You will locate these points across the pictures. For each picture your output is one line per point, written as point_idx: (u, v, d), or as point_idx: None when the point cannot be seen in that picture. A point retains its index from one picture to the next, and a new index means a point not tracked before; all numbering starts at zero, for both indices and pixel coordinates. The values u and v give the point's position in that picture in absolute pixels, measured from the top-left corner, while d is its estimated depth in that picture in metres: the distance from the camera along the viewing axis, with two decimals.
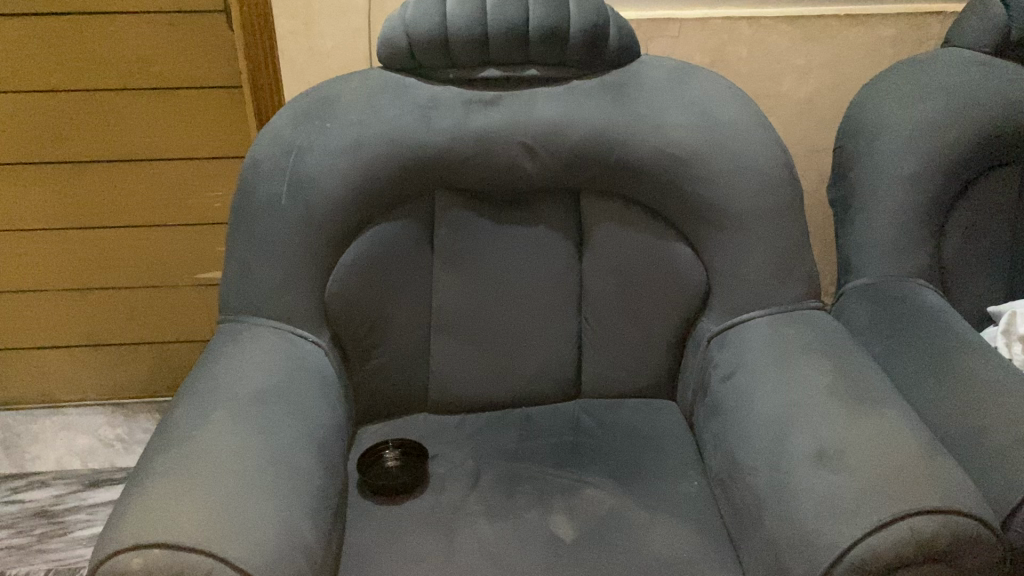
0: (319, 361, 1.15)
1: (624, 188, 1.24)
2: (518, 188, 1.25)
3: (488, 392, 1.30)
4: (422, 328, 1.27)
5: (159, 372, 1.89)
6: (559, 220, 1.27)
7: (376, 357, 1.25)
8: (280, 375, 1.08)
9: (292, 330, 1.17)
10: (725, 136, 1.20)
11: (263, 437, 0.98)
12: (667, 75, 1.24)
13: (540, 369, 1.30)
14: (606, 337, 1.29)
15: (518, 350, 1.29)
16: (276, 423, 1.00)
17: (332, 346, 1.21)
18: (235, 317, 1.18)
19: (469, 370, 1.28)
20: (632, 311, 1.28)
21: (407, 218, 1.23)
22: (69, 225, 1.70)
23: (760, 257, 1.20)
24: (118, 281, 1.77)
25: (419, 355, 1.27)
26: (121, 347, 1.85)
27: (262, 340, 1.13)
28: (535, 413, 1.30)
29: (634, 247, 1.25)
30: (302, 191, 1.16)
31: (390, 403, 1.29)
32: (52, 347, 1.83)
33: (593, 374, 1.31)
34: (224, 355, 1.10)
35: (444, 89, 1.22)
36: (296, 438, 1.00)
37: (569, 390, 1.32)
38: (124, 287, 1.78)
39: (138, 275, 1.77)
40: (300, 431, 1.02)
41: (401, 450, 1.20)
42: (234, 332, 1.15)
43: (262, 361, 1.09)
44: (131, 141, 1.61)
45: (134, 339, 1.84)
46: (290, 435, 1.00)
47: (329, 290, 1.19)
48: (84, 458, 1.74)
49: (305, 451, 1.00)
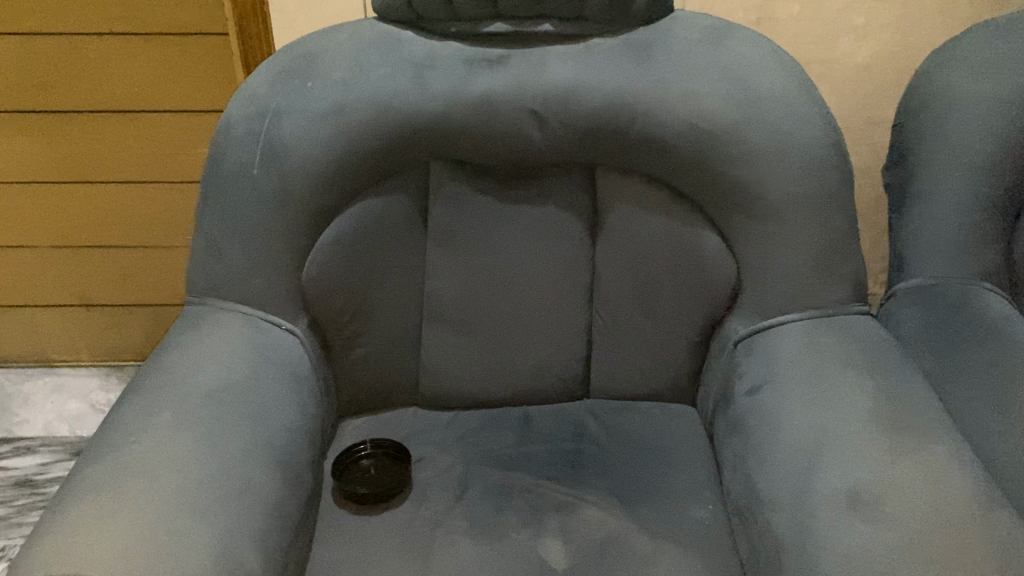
0: (289, 351, 1.03)
1: (646, 164, 1.08)
2: (525, 160, 1.10)
3: (485, 388, 1.17)
4: (413, 315, 1.14)
5: (154, 336, 1.78)
6: (570, 199, 1.12)
7: (360, 345, 1.13)
8: (241, 371, 0.96)
9: (263, 316, 1.05)
10: (764, 109, 1.03)
11: (211, 449, 0.86)
12: (702, 34, 1.07)
13: (542, 364, 1.16)
14: (618, 333, 1.15)
15: (519, 343, 1.15)
16: (229, 429, 0.89)
17: (310, 333, 1.08)
18: (200, 300, 1.06)
19: (463, 363, 1.15)
20: (649, 305, 1.13)
21: (398, 192, 1.09)
22: (55, 180, 1.59)
23: (798, 251, 1.04)
24: (108, 240, 1.66)
25: (408, 345, 1.15)
26: (114, 309, 1.74)
27: (225, 329, 1.01)
28: (536, 413, 1.17)
29: (654, 233, 1.10)
30: (277, 158, 1.03)
31: (375, 397, 1.16)
32: (43, 307, 1.74)
33: (603, 373, 1.17)
34: (181, 346, 0.98)
35: (442, 44, 1.06)
36: (251, 447, 0.89)
37: (576, 389, 1.18)
38: (115, 247, 1.67)
39: (129, 234, 1.65)
40: (257, 438, 0.90)
41: (380, 447, 1.08)
42: (197, 318, 1.03)
43: (222, 355, 0.97)
44: (118, 92, 1.49)
45: (128, 301, 1.73)
46: (244, 444, 0.88)
47: (307, 271, 1.06)
48: (73, 425, 1.66)
49: (262, 460, 0.88)
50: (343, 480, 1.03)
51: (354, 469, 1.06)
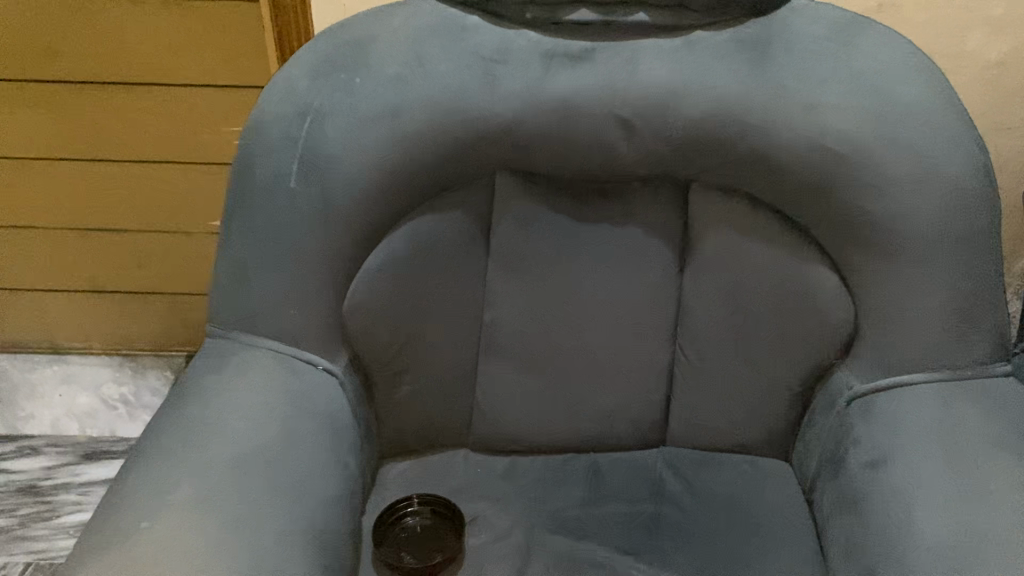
0: (327, 397, 0.87)
1: (754, 185, 0.91)
2: (608, 174, 0.93)
3: (547, 432, 1.01)
4: (468, 349, 0.98)
5: (172, 325, 1.64)
6: (659, 222, 0.96)
7: (408, 383, 0.97)
8: (272, 431, 0.81)
9: (297, 354, 0.89)
10: (903, 127, 0.86)
11: (236, 534, 0.71)
12: (829, 31, 0.89)
13: (615, 408, 1.00)
14: (706, 377, 0.99)
15: (591, 384, 1.00)
16: (258, 509, 0.74)
17: (351, 371, 0.93)
18: (224, 333, 0.90)
19: (525, 405, 1.00)
20: (745, 345, 0.97)
21: (457, 209, 0.93)
22: (65, 156, 1.43)
23: (935, 299, 0.87)
24: (122, 223, 1.51)
25: (462, 382, 0.99)
26: (128, 296, 1.60)
27: (253, 372, 0.86)
28: (605, 463, 1.02)
29: (756, 265, 0.94)
30: (319, 170, 0.86)
31: (422, 439, 1.01)
32: (51, 292, 1.60)
33: (684, 420, 1.02)
34: (201, 395, 0.83)
35: (516, 34, 0.88)
36: (283, 528, 0.74)
37: (652, 437, 1.03)
38: (129, 230, 1.51)
39: (145, 218, 1.50)
40: (289, 516, 0.75)
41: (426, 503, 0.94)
42: (219, 357, 0.88)
43: (249, 408, 0.82)
44: (134, 62, 1.32)
45: (144, 288, 1.59)
46: (273, 524, 0.74)
47: (349, 301, 0.91)
48: (83, 422, 1.53)
49: (298, 543, 0.73)
50: (390, 547, 0.89)
51: (399, 531, 0.91)
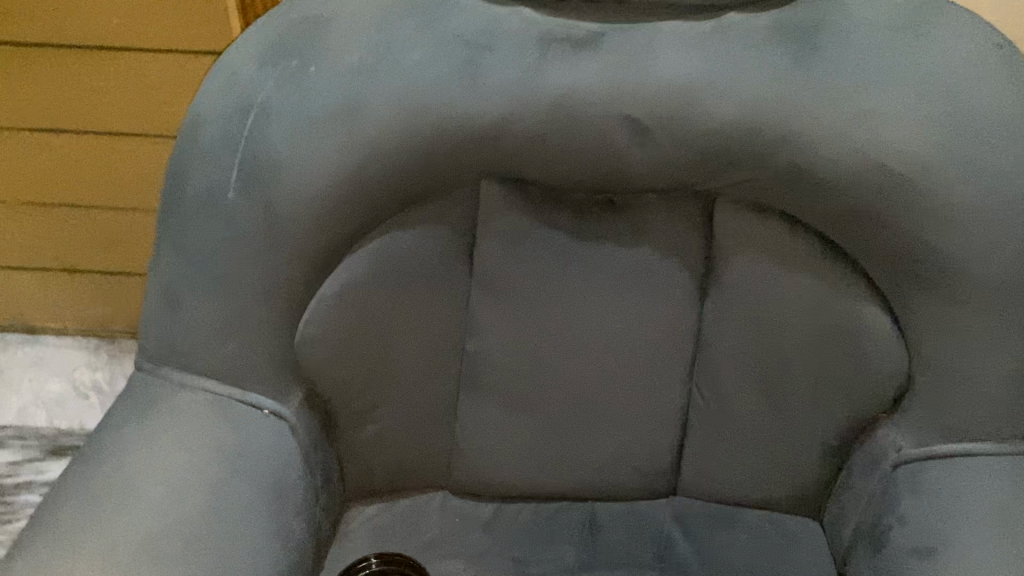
0: (270, 451, 0.75)
1: (790, 205, 0.76)
2: (615, 186, 0.77)
3: (539, 478, 0.87)
4: (447, 382, 0.84)
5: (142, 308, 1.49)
6: (675, 242, 0.80)
7: (375, 421, 0.84)
8: (199, 500, 0.68)
9: (241, 396, 0.76)
10: (979, 145, 0.70)
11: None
12: (894, 18, 0.72)
13: (618, 454, 0.86)
14: (725, 424, 0.84)
15: (590, 426, 0.85)
16: None
17: (307, 411, 0.80)
18: (154, 369, 0.77)
19: (512, 448, 0.86)
20: (774, 390, 0.83)
21: (432, 225, 0.78)
22: (23, 126, 1.29)
23: (1003, 357, 0.73)
24: (89, 199, 1.37)
25: (439, 420, 0.86)
26: (102, 277, 1.47)
27: (182, 422, 0.73)
28: (605, 515, 0.88)
29: (791, 300, 0.79)
30: (263, 179, 0.72)
31: (392, 481, 0.88)
32: (19, 270, 1.47)
33: (698, 469, 0.87)
34: (116, 452, 0.70)
35: (507, 13, 0.72)
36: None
37: (660, 487, 0.88)
38: (97, 207, 1.38)
39: (114, 194, 1.36)
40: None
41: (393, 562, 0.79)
42: (144, 399, 0.75)
43: (171, 471, 0.69)
44: (92, 22, 1.17)
45: (117, 268, 1.46)
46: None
47: (302, 332, 0.77)
48: (52, 413, 1.42)
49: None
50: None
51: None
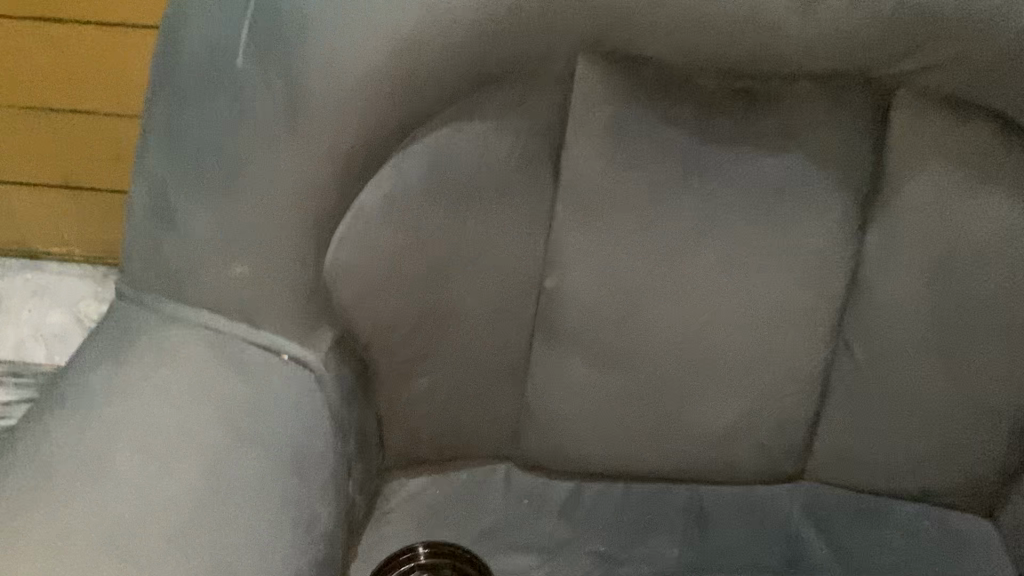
0: (287, 408, 0.55)
1: (1003, 99, 0.56)
2: (764, 65, 0.56)
3: (634, 454, 0.69)
4: (520, 328, 0.65)
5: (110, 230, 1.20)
6: (835, 147, 0.60)
7: (427, 374, 0.65)
8: (190, 474, 0.49)
9: (251, 336, 0.57)
10: None
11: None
12: None
13: (736, 426, 0.67)
14: (883, 392, 0.65)
15: (702, 388, 0.66)
16: None
17: (341, 357, 0.61)
18: (136, 297, 0.57)
19: (600, 413, 0.67)
20: (957, 350, 0.63)
21: (507, 119, 0.58)
22: (22, 14, 1.12)
23: None
24: (95, 107, 1.19)
25: (508, 376, 0.67)
26: (109, 199, 1.27)
27: (168, 368, 0.53)
28: (714, 504, 0.69)
29: (993, 231, 0.60)
30: (288, 44, 0.53)
31: (445, 449, 0.70)
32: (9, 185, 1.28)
33: (836, 447, 0.68)
34: (78, 407, 0.51)
35: None
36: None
37: (785, 467, 0.69)
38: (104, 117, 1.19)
39: (123, 100, 1.18)
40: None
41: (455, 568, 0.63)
42: (120, 335, 0.55)
43: (150, 436, 0.50)
44: None
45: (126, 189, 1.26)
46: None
47: (333, 254, 0.58)
48: (52, 347, 1.25)
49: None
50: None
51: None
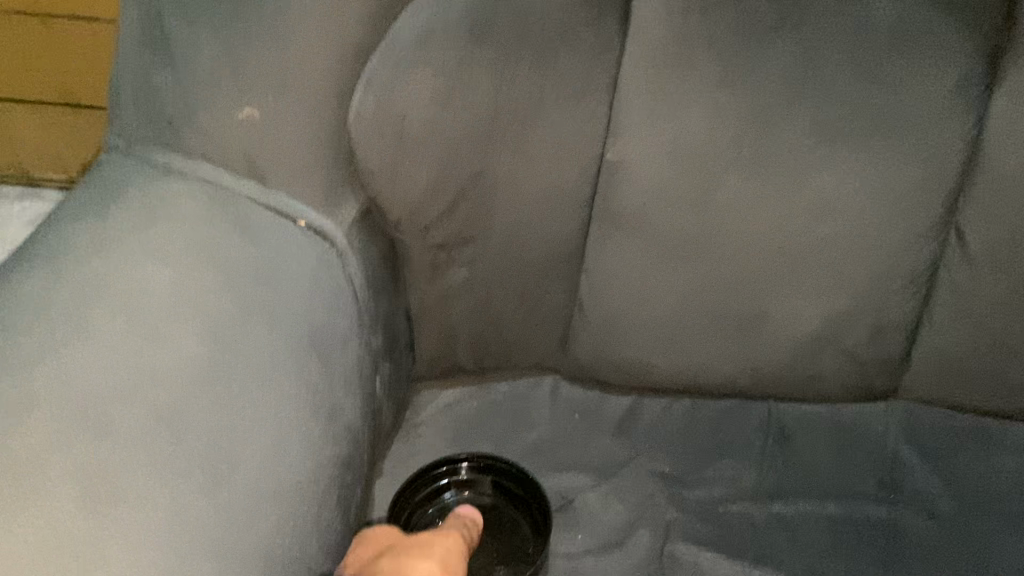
0: (305, 283, 0.46)
1: None
2: None
3: (702, 365, 0.59)
4: (575, 213, 0.55)
5: None
6: None
7: (466, 265, 0.56)
8: (185, 343, 0.40)
9: (263, 197, 0.47)
10: None
11: (52, 565, 0.32)
12: None
13: (824, 332, 0.58)
14: (1001, 293, 0.55)
15: (787, 287, 0.56)
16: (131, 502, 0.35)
17: (367, 234, 0.52)
18: (126, 148, 0.48)
19: (665, 316, 0.58)
20: None
21: None
22: None
23: None
24: None
25: (559, 270, 0.57)
26: None
27: (164, 221, 0.44)
28: (794, 422, 0.60)
29: None
30: None
31: (483, 357, 0.60)
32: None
33: (939, 360, 0.58)
34: (50, 259, 0.42)
35: None
36: (167, 538, 0.35)
37: (877, 384, 0.60)
38: None
39: None
40: (185, 505, 0.36)
41: (498, 490, 0.54)
42: (103, 185, 0.46)
43: (137, 295, 0.41)
44: None
45: None
46: (147, 528, 0.35)
47: (359, 103, 0.48)
48: None
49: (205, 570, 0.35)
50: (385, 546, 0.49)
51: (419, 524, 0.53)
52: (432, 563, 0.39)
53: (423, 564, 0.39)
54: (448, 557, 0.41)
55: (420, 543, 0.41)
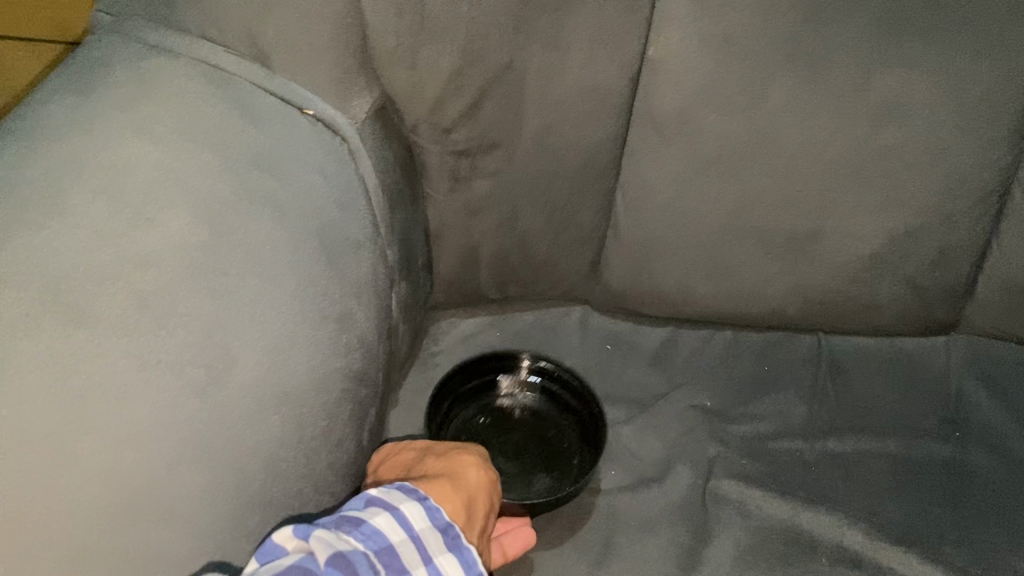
0: (314, 177, 0.42)
1: None
2: None
3: (747, 290, 0.54)
4: (611, 119, 0.50)
5: None
6: None
7: (491, 175, 0.51)
8: (178, 229, 0.36)
9: (266, 83, 0.43)
10: None
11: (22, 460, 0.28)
12: None
13: (883, 253, 0.52)
14: None
15: (844, 204, 0.51)
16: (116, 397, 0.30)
17: (382, 136, 0.47)
18: (114, 26, 0.43)
19: (708, 237, 0.53)
20: None
21: None
22: None
23: None
24: None
25: (594, 184, 0.52)
26: None
27: (153, 101, 0.39)
28: (845, 355, 0.55)
29: None
30: None
31: (508, 282, 0.56)
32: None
33: (1008, 286, 0.53)
34: (25, 135, 0.37)
35: None
36: (154, 447, 0.31)
37: (938, 314, 0.55)
38: None
39: None
40: (174, 413, 0.32)
41: (546, 395, 0.53)
42: (87, 61, 0.41)
43: (122, 174, 0.36)
44: None
45: None
46: (130, 432, 0.30)
47: None
48: None
49: (201, 485, 0.32)
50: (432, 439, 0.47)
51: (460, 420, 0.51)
52: (475, 458, 0.40)
53: (468, 460, 0.40)
54: (484, 454, 0.41)
55: (456, 444, 0.42)
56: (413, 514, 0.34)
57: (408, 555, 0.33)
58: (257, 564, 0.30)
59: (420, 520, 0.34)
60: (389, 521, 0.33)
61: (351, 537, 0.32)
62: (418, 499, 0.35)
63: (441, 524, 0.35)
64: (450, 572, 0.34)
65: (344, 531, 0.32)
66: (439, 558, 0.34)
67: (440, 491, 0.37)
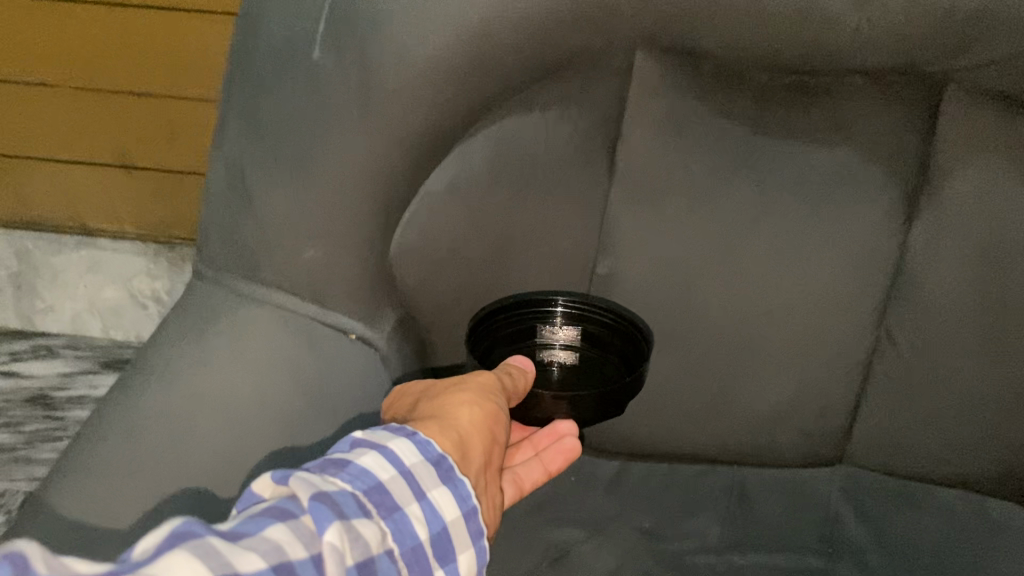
0: (356, 384, 0.59)
1: None
2: (818, 65, 0.57)
3: (678, 437, 0.72)
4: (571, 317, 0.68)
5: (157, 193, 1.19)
6: (884, 143, 0.61)
7: None
8: (265, 441, 0.53)
9: (323, 317, 0.60)
10: None
11: None
12: None
13: (779, 412, 0.70)
14: (920, 381, 0.67)
15: (747, 377, 0.69)
16: None
17: (403, 339, 0.64)
18: (215, 278, 0.60)
19: (647, 398, 0.70)
20: (995, 343, 0.65)
21: (569, 115, 0.60)
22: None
23: None
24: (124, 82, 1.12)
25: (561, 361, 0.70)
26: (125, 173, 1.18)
27: (245, 342, 0.56)
28: (755, 485, 0.72)
29: None
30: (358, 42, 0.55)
31: None
32: (48, 163, 1.19)
33: (874, 433, 0.70)
34: (162, 380, 0.54)
35: None
36: None
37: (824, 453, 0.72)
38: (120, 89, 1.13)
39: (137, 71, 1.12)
40: None
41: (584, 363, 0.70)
42: (200, 311, 0.58)
43: (232, 407, 0.53)
44: None
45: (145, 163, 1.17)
46: None
47: (400, 238, 0.61)
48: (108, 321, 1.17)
49: None
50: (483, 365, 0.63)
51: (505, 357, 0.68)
52: (465, 399, 0.48)
53: (460, 401, 0.48)
54: (476, 393, 0.49)
55: (450, 386, 0.49)
56: (399, 451, 0.41)
57: (396, 488, 0.40)
58: (240, 509, 0.38)
59: (408, 456, 0.41)
60: (375, 460, 0.40)
61: (339, 478, 0.38)
62: (405, 435, 0.42)
63: (431, 458, 0.42)
64: (441, 502, 0.41)
65: (333, 473, 0.39)
66: (429, 492, 0.41)
67: (431, 431, 0.44)
